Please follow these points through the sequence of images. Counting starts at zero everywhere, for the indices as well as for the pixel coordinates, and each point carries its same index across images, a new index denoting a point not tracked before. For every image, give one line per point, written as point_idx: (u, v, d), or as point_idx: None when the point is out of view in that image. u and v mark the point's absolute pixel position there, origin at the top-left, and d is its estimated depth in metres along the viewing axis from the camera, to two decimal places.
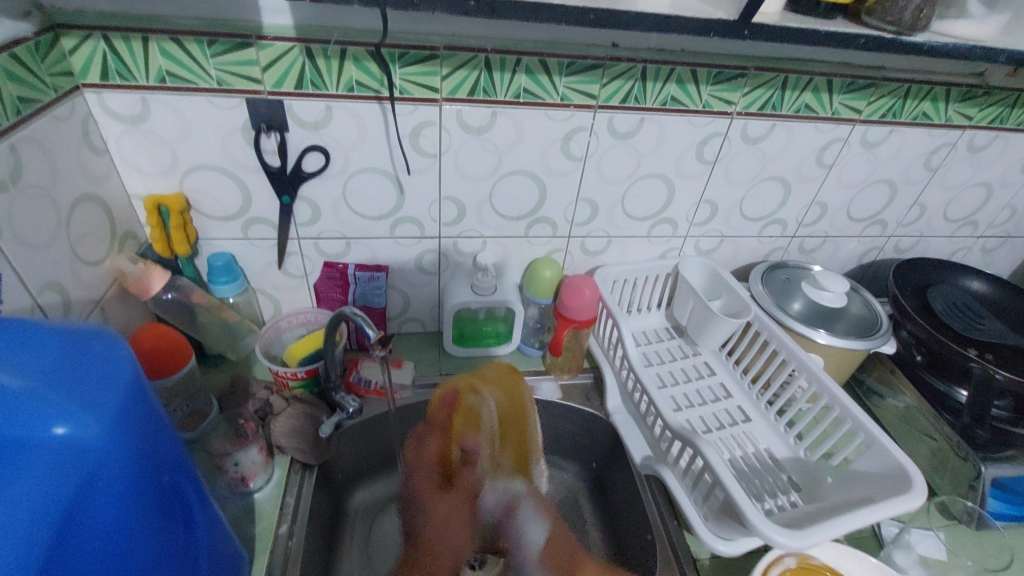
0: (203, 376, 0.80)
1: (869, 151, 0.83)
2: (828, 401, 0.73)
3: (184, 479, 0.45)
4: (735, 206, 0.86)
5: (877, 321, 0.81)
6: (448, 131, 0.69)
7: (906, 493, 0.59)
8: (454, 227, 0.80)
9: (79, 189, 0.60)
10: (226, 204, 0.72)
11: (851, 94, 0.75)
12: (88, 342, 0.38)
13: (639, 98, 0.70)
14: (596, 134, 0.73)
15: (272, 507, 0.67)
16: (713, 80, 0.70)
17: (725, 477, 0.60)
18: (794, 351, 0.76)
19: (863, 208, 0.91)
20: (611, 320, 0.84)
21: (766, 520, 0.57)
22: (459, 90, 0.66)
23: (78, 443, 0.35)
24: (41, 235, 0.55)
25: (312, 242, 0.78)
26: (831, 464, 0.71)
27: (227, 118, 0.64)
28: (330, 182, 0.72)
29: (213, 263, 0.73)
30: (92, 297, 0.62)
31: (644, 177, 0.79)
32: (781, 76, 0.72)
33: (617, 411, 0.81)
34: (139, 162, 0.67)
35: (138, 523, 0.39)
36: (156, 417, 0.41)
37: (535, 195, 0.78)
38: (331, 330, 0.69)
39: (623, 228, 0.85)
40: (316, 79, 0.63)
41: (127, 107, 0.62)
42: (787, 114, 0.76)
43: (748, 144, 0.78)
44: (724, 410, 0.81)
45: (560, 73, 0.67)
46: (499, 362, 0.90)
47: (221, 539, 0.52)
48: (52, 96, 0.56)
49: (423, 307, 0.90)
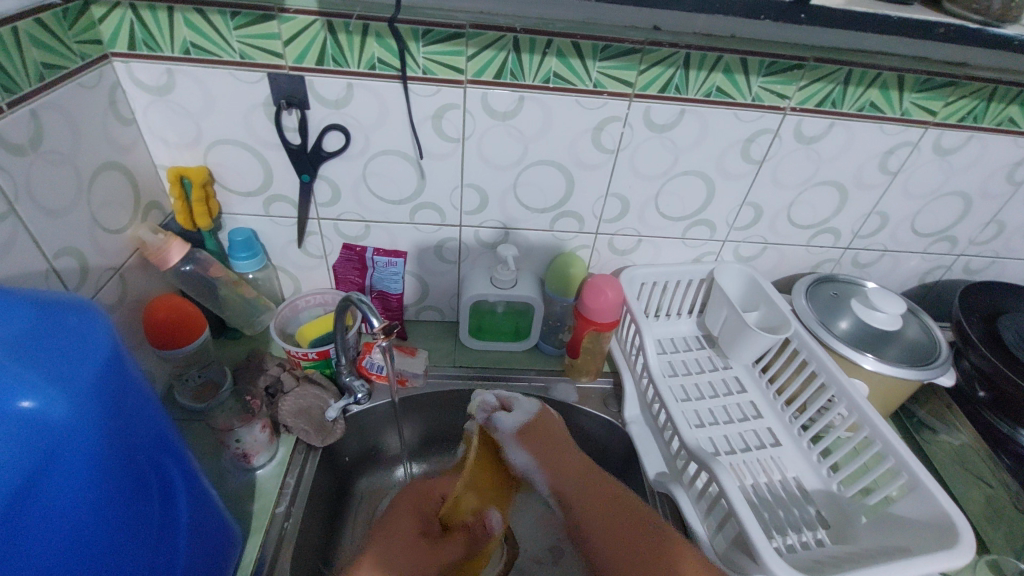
0: (220, 349, 0.81)
1: (942, 158, 0.74)
2: (869, 433, 0.66)
3: (166, 458, 0.44)
4: (782, 211, 0.79)
5: (935, 350, 0.73)
6: (472, 115, 0.66)
7: (950, 548, 0.52)
8: (476, 216, 0.77)
9: (102, 156, 0.61)
10: (248, 179, 0.71)
11: (925, 93, 0.67)
12: (61, 315, 0.37)
13: (680, 88, 0.65)
14: (630, 125, 0.68)
15: (272, 485, 0.67)
16: (764, 71, 0.64)
17: (738, 506, 0.55)
18: (836, 376, 0.70)
19: (930, 222, 0.82)
20: (634, 325, 0.79)
21: (781, 561, 0.52)
22: (484, 72, 0.62)
23: (42, 416, 0.34)
24: (59, 200, 0.55)
25: (332, 223, 0.76)
26: (867, 503, 0.64)
27: (249, 92, 0.63)
28: (350, 163, 0.70)
29: (233, 238, 0.73)
30: (110, 265, 0.63)
31: (681, 175, 0.73)
32: (844, 70, 0.64)
33: (633, 421, 0.76)
34: (164, 133, 0.67)
35: (105, 500, 0.38)
36: (135, 394, 0.40)
37: (562, 187, 0.74)
38: (341, 315, 0.68)
39: (655, 228, 0.80)
40: (338, 55, 0.61)
41: (153, 78, 0.62)
42: (849, 113, 0.68)
43: (802, 144, 0.71)
44: (752, 430, 0.75)
45: (594, 57, 0.62)
46: (514, 359, 0.87)
47: (207, 519, 0.52)
48: (78, 64, 0.56)
49: (441, 296, 0.88)
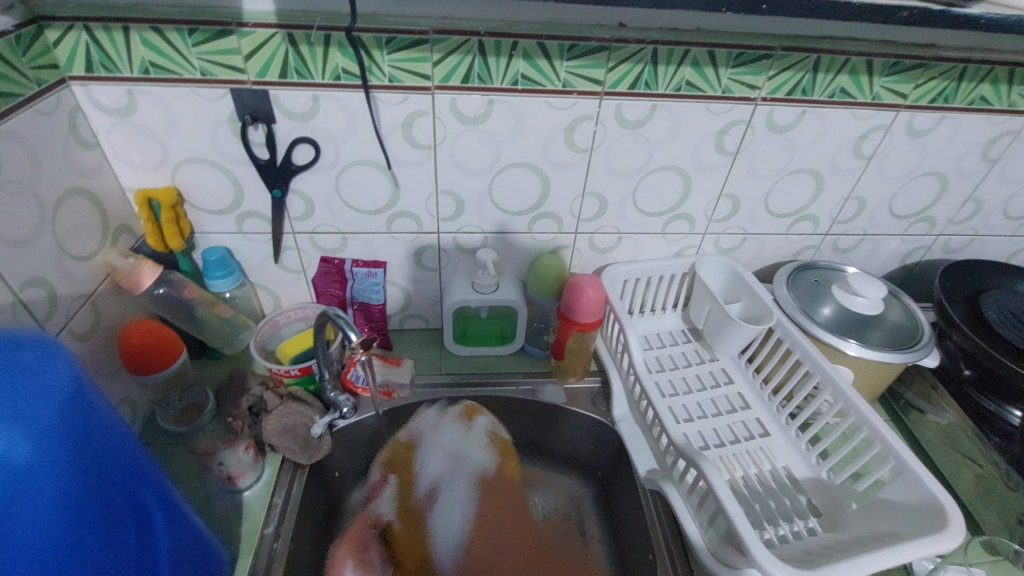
0: (201, 370, 0.80)
1: (916, 140, 0.74)
2: (855, 419, 0.66)
3: (139, 488, 0.43)
4: (759, 201, 0.79)
5: (918, 332, 0.73)
6: (442, 121, 0.65)
7: (940, 532, 0.52)
8: (453, 222, 0.76)
9: (65, 182, 0.59)
10: (219, 197, 0.70)
11: (895, 76, 0.67)
12: (16, 352, 0.36)
13: (650, 84, 0.64)
14: (602, 124, 0.68)
15: (260, 506, 0.66)
16: (733, 63, 0.63)
17: (727, 501, 0.55)
18: (820, 364, 0.70)
19: (908, 204, 0.82)
20: (618, 323, 0.79)
21: (772, 555, 0.51)
22: (451, 77, 0.62)
23: (3, 456, 0.33)
24: (23, 230, 0.54)
25: (308, 236, 0.75)
26: (858, 489, 0.64)
27: (214, 109, 0.62)
28: (321, 176, 0.69)
29: (208, 257, 0.72)
30: (81, 292, 0.62)
31: (657, 170, 0.73)
32: (812, 57, 0.64)
33: (623, 419, 0.76)
34: (129, 155, 0.66)
35: (78, 537, 0.37)
36: (102, 427, 0.39)
37: (538, 189, 0.74)
38: (320, 330, 0.67)
39: (634, 224, 0.79)
40: (301, 67, 0.60)
41: (114, 100, 0.61)
42: (820, 100, 0.68)
43: (775, 133, 0.71)
44: (740, 422, 0.75)
45: (561, 57, 0.61)
46: (501, 363, 0.86)
47: (190, 546, 0.51)
48: (34, 90, 0.55)
49: (424, 303, 0.87)
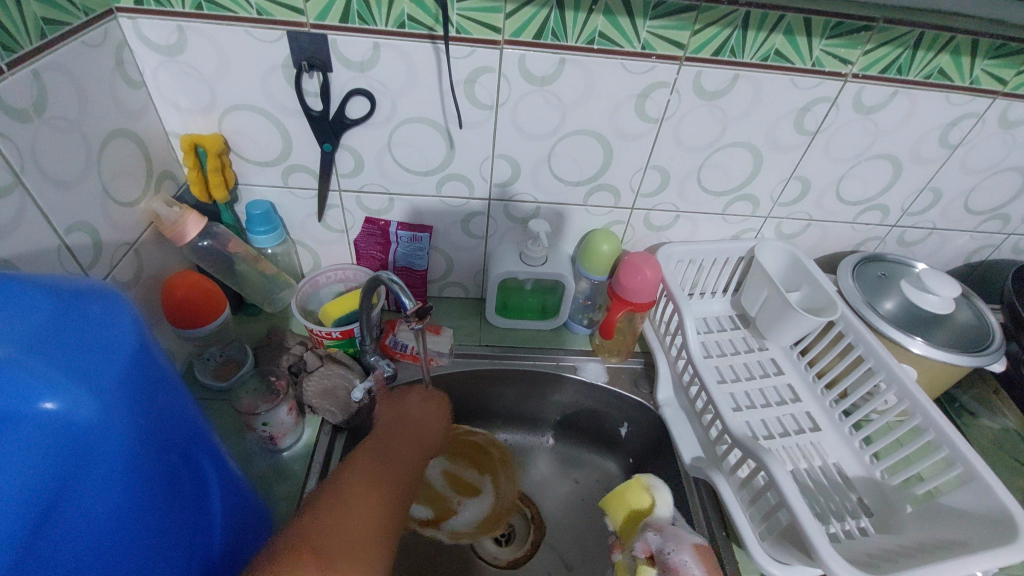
0: (239, 325, 0.78)
1: (1009, 131, 0.69)
2: (920, 421, 0.63)
3: (200, 451, 0.42)
4: (830, 185, 0.74)
5: (989, 336, 0.70)
6: (508, 80, 0.61)
7: (1009, 544, 0.50)
8: (507, 189, 0.73)
9: (111, 123, 0.56)
10: (265, 148, 0.67)
11: (999, 60, 0.61)
12: (82, 304, 0.34)
13: (735, 51, 0.59)
14: (678, 93, 0.63)
15: (299, 467, 0.66)
16: (829, 33, 0.58)
17: (792, 498, 0.53)
18: (885, 361, 0.67)
19: (985, 199, 0.77)
20: (671, 304, 0.76)
21: (836, 556, 0.50)
22: (522, 32, 0.57)
23: (67, 416, 0.31)
24: (69, 172, 0.51)
25: (354, 195, 0.72)
26: (914, 493, 0.62)
27: (267, 52, 0.58)
28: (374, 131, 0.65)
29: (251, 212, 0.69)
30: (125, 240, 0.60)
31: (728, 146, 0.69)
32: (916, 32, 0.58)
33: (666, 403, 0.74)
34: (176, 98, 0.62)
35: (141, 504, 0.36)
36: (165, 386, 0.37)
37: (599, 158, 0.70)
38: (368, 293, 0.64)
39: (695, 203, 0.76)
40: (364, 12, 0.55)
41: (163, 37, 0.57)
42: (914, 81, 0.63)
43: (860, 114, 0.66)
44: (790, 415, 0.72)
45: (644, 16, 0.56)
46: (543, 338, 0.84)
47: (247, 513, 0.49)
48: (82, 20, 0.51)
49: (466, 271, 0.84)
